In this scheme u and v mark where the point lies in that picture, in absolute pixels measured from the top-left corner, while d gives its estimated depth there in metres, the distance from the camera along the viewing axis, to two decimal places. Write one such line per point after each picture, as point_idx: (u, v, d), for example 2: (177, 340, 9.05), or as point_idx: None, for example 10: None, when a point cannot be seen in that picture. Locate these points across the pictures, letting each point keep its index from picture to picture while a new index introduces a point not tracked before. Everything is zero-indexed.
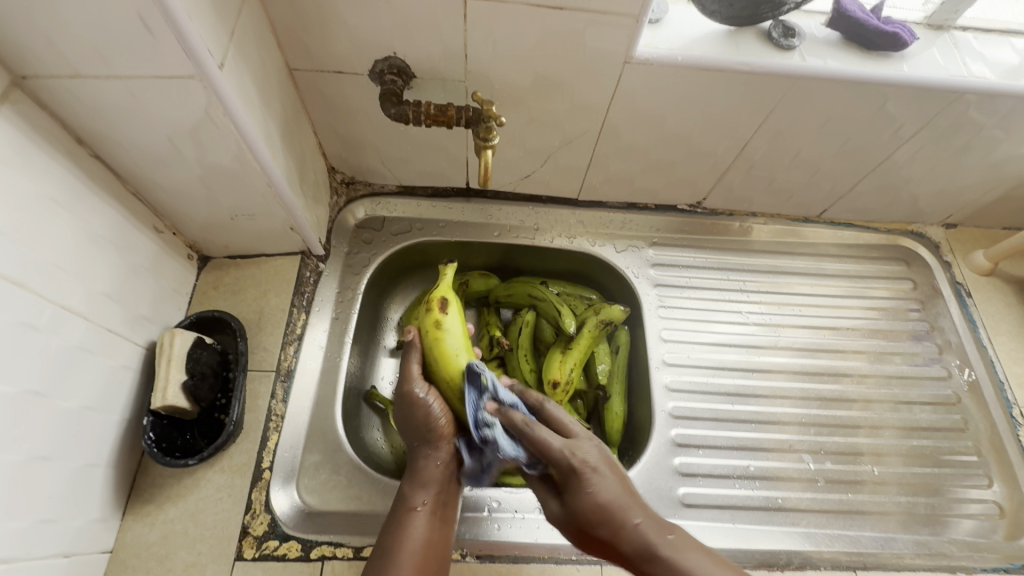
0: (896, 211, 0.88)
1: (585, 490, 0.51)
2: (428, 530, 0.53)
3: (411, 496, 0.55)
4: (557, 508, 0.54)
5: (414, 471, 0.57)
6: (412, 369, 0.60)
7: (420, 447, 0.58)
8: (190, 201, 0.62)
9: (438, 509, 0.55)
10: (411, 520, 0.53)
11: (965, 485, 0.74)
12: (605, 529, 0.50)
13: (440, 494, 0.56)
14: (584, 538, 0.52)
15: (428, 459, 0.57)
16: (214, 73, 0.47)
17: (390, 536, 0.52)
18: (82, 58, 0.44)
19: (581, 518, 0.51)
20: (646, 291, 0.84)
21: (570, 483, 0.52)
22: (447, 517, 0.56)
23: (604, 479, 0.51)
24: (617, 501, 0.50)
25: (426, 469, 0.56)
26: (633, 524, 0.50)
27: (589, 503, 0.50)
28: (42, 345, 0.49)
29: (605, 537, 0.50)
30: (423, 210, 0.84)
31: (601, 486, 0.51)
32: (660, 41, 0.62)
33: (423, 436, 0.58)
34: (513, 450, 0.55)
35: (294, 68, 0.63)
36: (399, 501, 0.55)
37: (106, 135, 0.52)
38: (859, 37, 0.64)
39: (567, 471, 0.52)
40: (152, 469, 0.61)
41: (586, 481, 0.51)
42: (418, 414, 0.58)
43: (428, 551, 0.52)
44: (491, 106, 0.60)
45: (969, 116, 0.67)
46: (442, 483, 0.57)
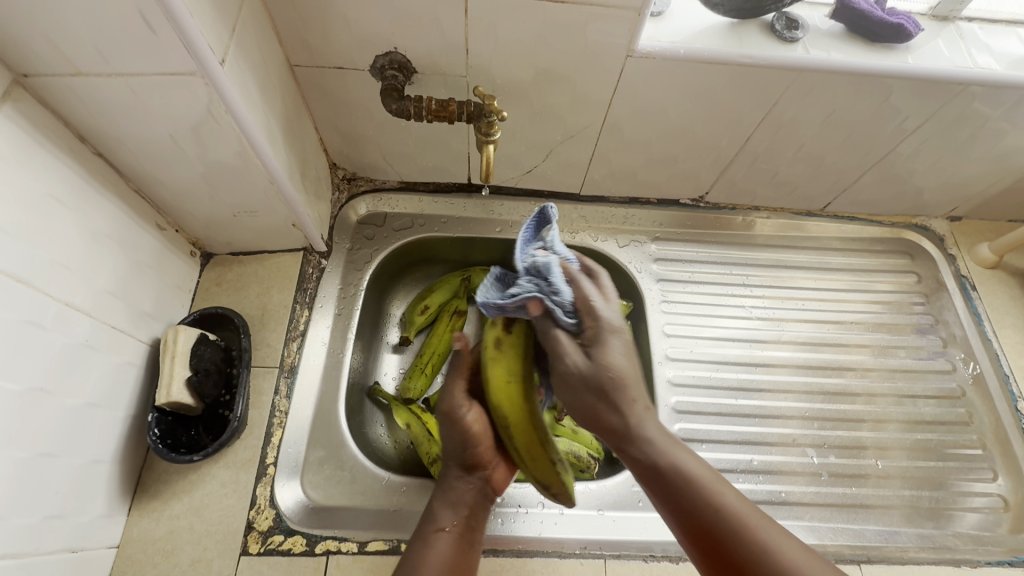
0: (901, 204, 0.87)
1: (609, 352, 0.48)
2: (453, 552, 0.51)
3: (440, 516, 0.54)
4: (580, 359, 0.47)
5: (445, 490, 0.56)
6: (458, 383, 0.56)
7: (454, 468, 0.57)
8: (193, 198, 0.62)
9: (465, 534, 0.54)
10: (437, 540, 0.52)
11: (970, 478, 0.74)
12: (619, 397, 0.47)
13: (468, 519, 0.55)
14: (591, 402, 0.47)
15: (460, 480, 0.57)
16: (216, 70, 0.47)
17: (415, 554, 0.51)
18: (83, 55, 0.44)
19: (598, 379, 0.47)
20: (649, 286, 0.83)
21: (598, 338, 0.48)
22: (475, 544, 0.54)
23: (624, 353, 0.48)
24: (632, 374, 0.48)
25: (456, 490, 0.56)
26: (639, 401, 0.47)
27: (611, 364, 0.47)
28: (47, 342, 0.49)
29: (613, 405, 0.47)
30: (425, 205, 0.84)
31: (620, 354, 0.48)
32: (662, 34, 0.61)
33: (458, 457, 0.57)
34: (563, 288, 0.49)
35: (295, 64, 0.63)
36: (427, 520, 0.54)
37: (108, 133, 0.52)
38: (863, 29, 0.64)
39: (600, 328, 0.48)
40: (157, 465, 0.62)
41: (609, 346, 0.48)
42: (457, 434, 0.56)
43: (452, 573, 0.50)
44: (492, 100, 0.60)
45: (975, 108, 0.67)
46: (471, 508, 0.56)
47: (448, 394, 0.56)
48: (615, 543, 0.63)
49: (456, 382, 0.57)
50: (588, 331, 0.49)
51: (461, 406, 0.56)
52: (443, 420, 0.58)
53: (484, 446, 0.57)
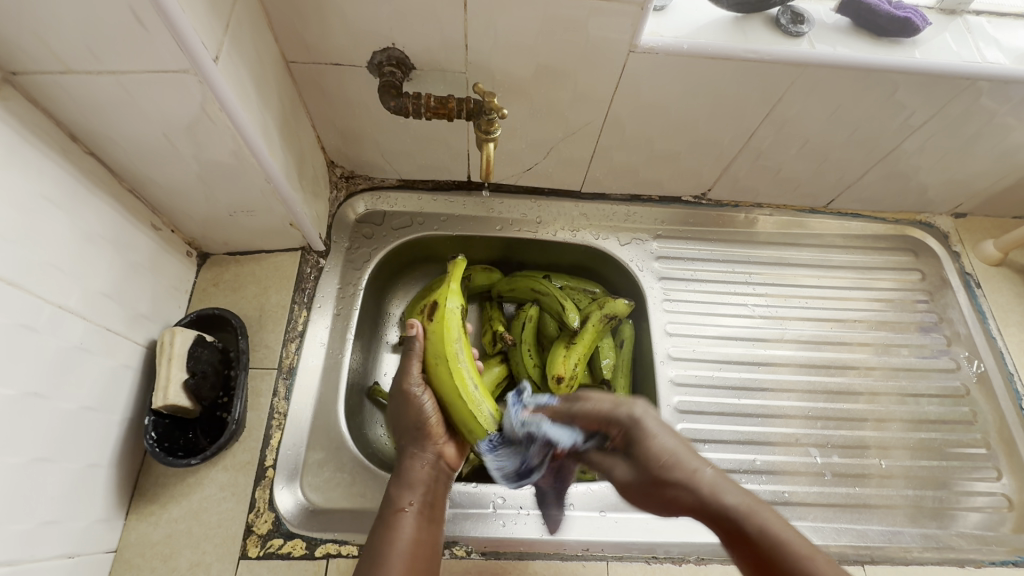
0: (905, 201, 0.86)
1: (648, 441, 0.54)
2: (418, 528, 0.54)
3: (398, 497, 0.56)
4: (625, 469, 0.56)
5: (401, 472, 0.58)
6: (413, 368, 0.60)
7: (408, 447, 0.59)
8: (188, 198, 0.61)
9: (426, 510, 0.56)
10: (400, 520, 0.54)
11: (973, 478, 0.74)
12: (677, 474, 0.52)
13: (425, 496, 0.57)
14: (652, 493, 0.54)
15: (415, 459, 0.59)
16: (209, 68, 0.46)
17: (380, 535, 0.52)
18: (73, 53, 0.43)
19: (649, 472, 0.54)
20: (651, 285, 0.83)
21: (631, 437, 0.55)
22: (435, 519, 0.56)
23: (663, 435, 0.55)
24: (680, 452, 0.53)
25: (413, 469, 0.58)
26: (698, 471, 0.52)
27: (654, 451, 0.54)
28: (41, 346, 0.48)
29: (670, 482, 0.52)
30: (424, 203, 0.83)
31: (662, 438, 0.54)
32: (665, 29, 0.60)
33: (412, 438, 0.59)
34: (564, 435, 0.57)
35: (290, 61, 0.62)
36: (386, 503, 0.56)
37: (100, 132, 0.51)
38: (870, 24, 0.63)
39: (628, 429, 0.56)
40: (155, 469, 0.61)
41: (646, 437, 0.54)
42: (411, 415, 0.60)
43: (418, 548, 0.52)
44: (492, 98, 0.58)
45: (982, 104, 0.66)
46: (429, 484, 0.58)
47: (403, 376, 0.61)
48: (618, 545, 0.62)
49: (411, 364, 0.60)
50: (620, 434, 0.56)
51: (415, 385, 0.60)
52: (398, 402, 0.61)
53: (435, 424, 0.60)
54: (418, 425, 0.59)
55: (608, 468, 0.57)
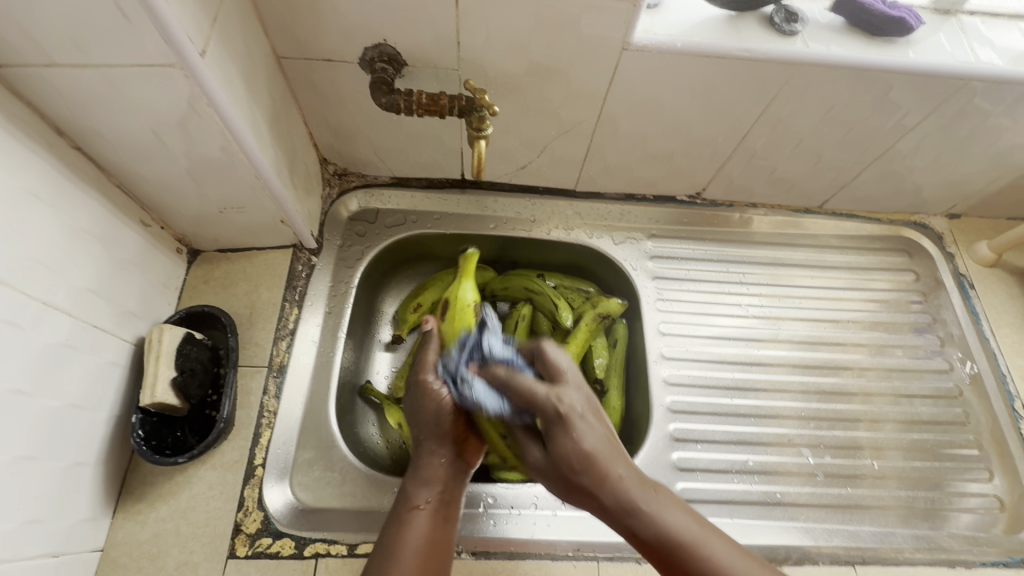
0: (899, 201, 0.86)
1: (567, 439, 0.49)
2: (430, 530, 0.51)
3: (414, 493, 0.54)
4: (539, 454, 0.52)
5: (418, 467, 0.56)
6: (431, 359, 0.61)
7: (427, 443, 0.57)
8: (177, 194, 0.61)
9: (440, 509, 0.53)
10: (413, 519, 0.51)
11: (966, 479, 0.74)
12: (589, 479, 0.48)
13: (442, 493, 0.54)
14: (573, 493, 0.49)
15: (432, 455, 0.56)
16: (196, 62, 0.45)
17: (392, 533, 0.50)
18: (57, 46, 0.43)
19: (564, 467, 0.49)
20: (644, 284, 0.82)
21: (553, 430, 0.50)
22: (450, 518, 0.54)
23: (586, 430, 0.50)
24: (602, 452, 0.48)
25: (430, 466, 0.55)
26: (614, 477, 0.47)
27: (573, 451, 0.48)
28: (25, 343, 0.48)
29: (583, 487, 0.48)
30: (417, 201, 0.82)
31: (586, 434, 0.49)
32: (658, 27, 0.60)
33: (430, 432, 0.57)
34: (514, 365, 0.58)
35: (282, 56, 0.61)
36: (401, 499, 0.54)
37: (87, 127, 0.51)
38: (863, 23, 0.62)
39: (550, 418, 0.50)
40: (142, 467, 0.61)
41: (567, 432, 0.50)
42: (431, 408, 0.58)
43: (429, 550, 0.50)
44: (483, 94, 0.58)
45: (976, 104, 0.66)
46: (446, 482, 0.55)
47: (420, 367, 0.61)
48: (609, 546, 0.62)
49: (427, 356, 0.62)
50: (544, 424, 0.51)
51: (434, 377, 0.60)
52: (417, 393, 0.60)
53: (458, 419, 0.58)
54: (438, 419, 0.58)
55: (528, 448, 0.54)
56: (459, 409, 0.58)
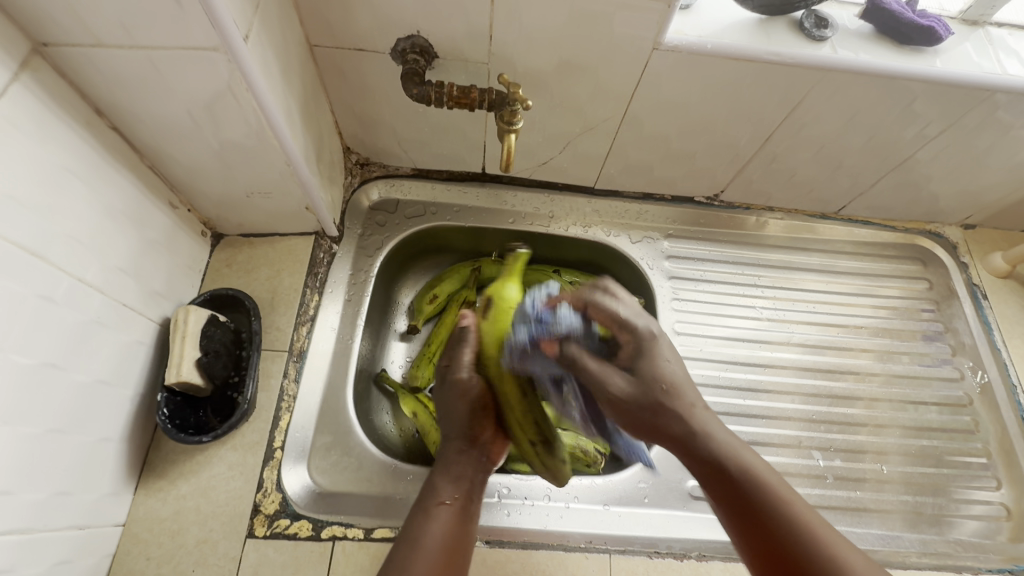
0: (916, 210, 0.87)
1: (655, 364, 0.57)
2: (455, 525, 0.52)
3: (441, 489, 0.55)
4: (624, 383, 0.56)
5: (447, 465, 0.57)
6: (466, 356, 0.57)
7: (455, 441, 0.58)
8: (207, 177, 0.61)
9: (465, 506, 0.55)
10: (439, 514, 0.53)
11: (972, 486, 0.74)
12: (671, 403, 0.55)
13: (467, 492, 0.56)
14: (642, 416, 0.55)
15: (460, 454, 0.58)
16: (239, 47, 0.46)
17: (416, 527, 0.51)
18: (104, 26, 0.43)
19: (648, 390, 0.56)
20: (660, 283, 0.83)
21: (641, 350, 0.57)
22: (472, 519, 0.55)
23: (668, 360, 0.57)
24: (682, 379, 0.57)
25: (458, 464, 0.57)
26: (694, 405, 0.55)
27: (655, 373, 0.56)
28: (58, 318, 0.49)
29: (665, 410, 0.55)
30: (437, 193, 0.83)
31: (669, 364, 0.57)
32: (689, 28, 0.60)
33: (460, 432, 0.58)
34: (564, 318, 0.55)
35: (314, 44, 0.62)
36: (428, 493, 0.55)
37: (125, 107, 0.51)
38: (893, 31, 0.63)
39: (643, 341, 0.57)
40: (164, 445, 0.61)
41: (652, 360, 0.57)
42: (462, 407, 0.58)
43: (453, 546, 0.51)
44: (518, 89, 0.59)
45: (998, 116, 0.66)
46: (470, 482, 0.57)
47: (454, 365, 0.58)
48: (621, 539, 0.63)
49: (461, 352, 0.57)
50: (631, 348, 0.58)
51: (466, 375, 0.57)
52: (446, 391, 0.60)
53: (487, 423, 0.58)
54: (468, 420, 0.58)
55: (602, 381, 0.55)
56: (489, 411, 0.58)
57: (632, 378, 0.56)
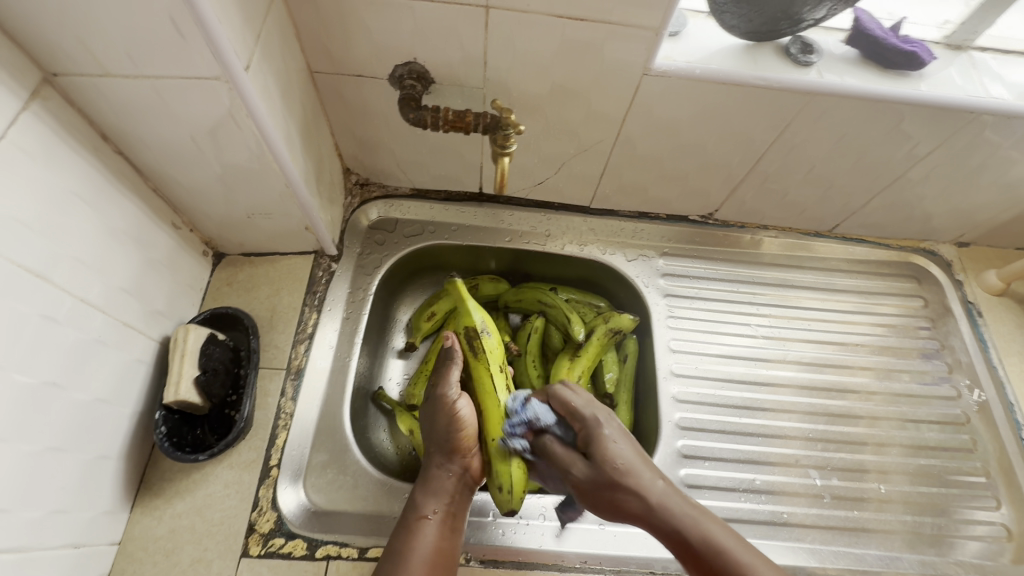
0: (909, 228, 0.88)
1: (608, 446, 0.58)
2: (437, 537, 0.56)
3: (423, 504, 0.58)
4: (585, 466, 0.58)
5: (428, 478, 0.60)
6: (451, 375, 0.60)
7: (436, 456, 0.60)
8: (209, 198, 0.63)
9: (448, 519, 0.58)
10: (421, 528, 0.56)
11: (973, 506, 0.74)
12: (629, 483, 0.56)
13: (449, 506, 0.59)
14: (607, 495, 0.57)
15: (441, 469, 0.60)
16: (241, 77, 0.48)
17: (401, 542, 0.55)
18: (112, 58, 0.45)
19: (604, 473, 0.57)
20: (655, 301, 0.84)
21: (592, 437, 0.59)
22: (455, 528, 0.58)
23: (622, 444, 0.59)
24: (635, 463, 0.58)
25: (439, 478, 0.60)
26: (648, 482, 0.56)
27: (613, 458, 0.57)
28: (59, 337, 0.50)
29: (627, 493, 0.56)
30: (435, 212, 0.84)
31: (623, 447, 0.59)
32: (678, 54, 0.62)
33: (441, 447, 0.60)
34: (545, 415, 0.62)
35: (315, 71, 0.64)
36: (411, 507, 0.58)
37: (132, 134, 0.53)
38: (877, 56, 0.64)
39: (592, 429, 0.60)
40: (161, 463, 0.62)
41: (606, 445, 0.58)
42: (442, 423, 0.60)
43: (435, 558, 0.55)
44: (510, 114, 0.60)
45: (985, 137, 0.67)
46: (453, 494, 0.59)
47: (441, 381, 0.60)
48: (616, 559, 0.63)
49: (449, 371, 0.61)
50: (584, 437, 0.60)
51: (452, 394, 0.60)
52: (431, 406, 0.61)
53: (467, 435, 0.60)
54: (449, 434, 0.60)
55: (591, 440, 0.59)
56: (470, 427, 0.60)
57: (594, 460, 0.58)
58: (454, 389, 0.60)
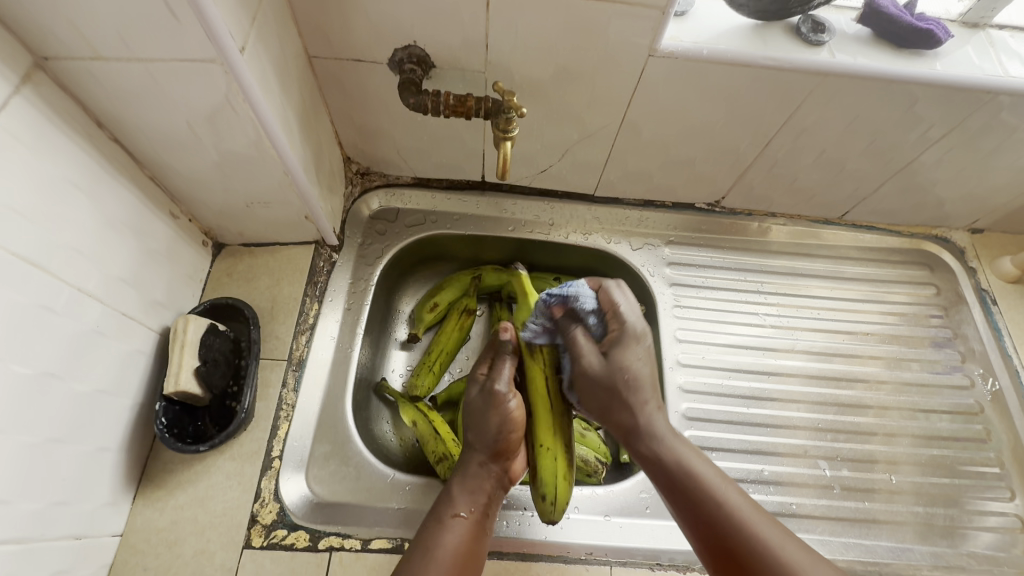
0: (921, 215, 0.86)
1: (630, 358, 0.59)
2: (470, 538, 0.54)
3: (458, 500, 0.57)
4: (597, 362, 0.58)
5: (465, 475, 0.59)
6: (505, 370, 0.61)
7: (478, 453, 0.60)
8: (207, 187, 0.62)
9: (481, 520, 0.56)
10: (455, 524, 0.54)
11: (985, 497, 0.72)
12: (629, 396, 0.58)
13: (483, 506, 0.57)
14: (604, 396, 0.58)
15: (480, 466, 0.59)
16: (236, 59, 0.47)
17: (432, 535, 0.53)
18: (103, 39, 0.44)
19: (613, 378, 0.58)
20: (661, 290, 0.82)
21: (619, 343, 0.59)
22: (486, 532, 0.56)
23: (641, 360, 0.59)
24: (644, 380, 0.59)
25: (477, 476, 0.59)
26: (647, 405, 0.58)
27: (628, 369, 0.58)
28: (57, 327, 0.49)
29: (623, 404, 0.58)
30: (437, 202, 0.83)
31: (639, 362, 0.59)
32: (684, 34, 0.60)
33: (487, 443, 0.59)
34: (588, 299, 0.59)
35: (312, 55, 0.63)
36: (445, 502, 0.57)
37: (127, 120, 0.52)
38: (891, 35, 0.62)
39: (621, 335, 0.59)
40: (162, 455, 0.61)
41: (628, 351, 0.59)
42: (493, 417, 0.59)
43: (464, 557, 0.53)
44: (512, 96, 0.59)
45: (1002, 118, 0.65)
46: (488, 495, 0.58)
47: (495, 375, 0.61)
48: (622, 550, 0.62)
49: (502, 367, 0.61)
50: (611, 344, 0.59)
51: (503, 388, 0.60)
52: (482, 401, 0.61)
53: (514, 436, 0.60)
54: (497, 431, 0.59)
55: (614, 348, 0.59)
56: (518, 429, 0.60)
57: (612, 359, 0.58)
58: (508, 384, 0.60)
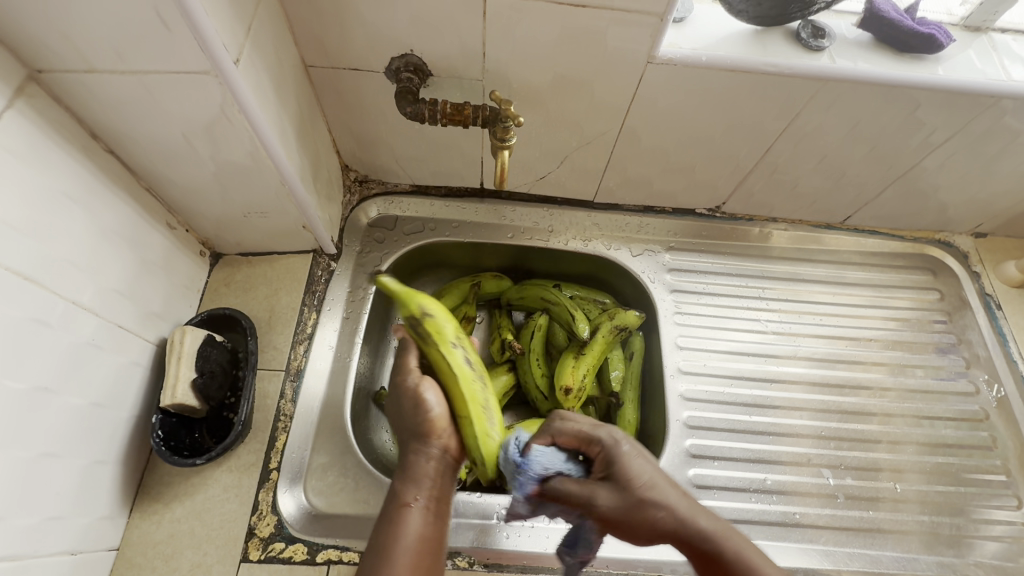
0: (924, 219, 0.85)
1: (631, 467, 0.47)
2: (425, 528, 0.47)
3: (403, 491, 0.49)
4: (610, 500, 0.47)
5: (405, 464, 0.51)
6: (410, 361, 0.55)
7: (410, 442, 0.52)
8: (204, 197, 0.62)
9: (435, 505, 0.49)
10: (405, 515, 0.47)
11: (991, 505, 0.72)
12: (657, 511, 0.45)
13: (436, 492, 0.49)
14: (634, 530, 0.46)
15: (419, 454, 0.51)
16: (230, 69, 0.46)
17: (383, 535, 0.46)
18: (96, 52, 0.44)
19: (629, 504, 0.46)
20: (662, 297, 0.82)
21: (614, 463, 0.48)
22: (445, 515, 0.49)
23: (645, 461, 0.48)
24: (660, 482, 0.46)
25: (419, 464, 0.50)
26: (674, 506, 0.46)
27: (634, 480, 0.46)
28: (51, 341, 0.48)
29: (658, 522, 0.45)
30: (435, 209, 0.83)
31: (642, 464, 0.47)
32: (683, 40, 0.60)
33: (413, 433, 0.52)
34: (547, 450, 0.50)
35: (309, 64, 0.62)
36: (390, 497, 0.49)
37: (123, 132, 0.52)
38: (891, 39, 0.62)
39: (609, 453, 0.48)
40: (159, 467, 0.61)
41: (625, 465, 0.47)
42: (409, 412, 0.52)
43: (425, 549, 0.46)
44: (508, 107, 0.58)
45: (1005, 123, 0.64)
46: (438, 480, 0.50)
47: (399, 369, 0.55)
48: (623, 562, 0.61)
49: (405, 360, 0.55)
50: (601, 465, 0.49)
51: (411, 380, 0.54)
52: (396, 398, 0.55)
53: (439, 418, 0.52)
54: (419, 419, 0.52)
55: (611, 471, 0.48)
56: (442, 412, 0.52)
57: (614, 488, 0.47)
58: (415, 375, 0.54)
